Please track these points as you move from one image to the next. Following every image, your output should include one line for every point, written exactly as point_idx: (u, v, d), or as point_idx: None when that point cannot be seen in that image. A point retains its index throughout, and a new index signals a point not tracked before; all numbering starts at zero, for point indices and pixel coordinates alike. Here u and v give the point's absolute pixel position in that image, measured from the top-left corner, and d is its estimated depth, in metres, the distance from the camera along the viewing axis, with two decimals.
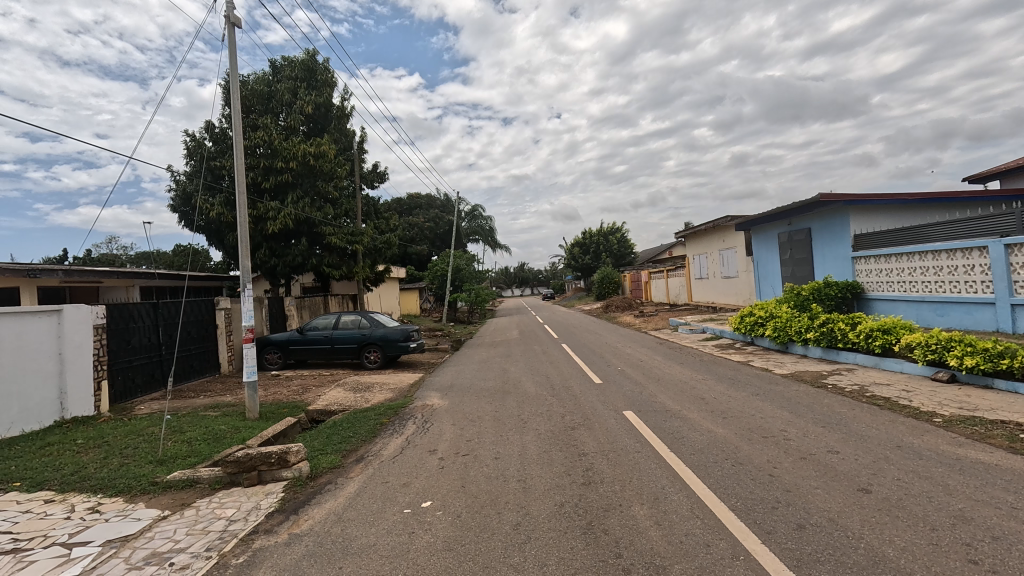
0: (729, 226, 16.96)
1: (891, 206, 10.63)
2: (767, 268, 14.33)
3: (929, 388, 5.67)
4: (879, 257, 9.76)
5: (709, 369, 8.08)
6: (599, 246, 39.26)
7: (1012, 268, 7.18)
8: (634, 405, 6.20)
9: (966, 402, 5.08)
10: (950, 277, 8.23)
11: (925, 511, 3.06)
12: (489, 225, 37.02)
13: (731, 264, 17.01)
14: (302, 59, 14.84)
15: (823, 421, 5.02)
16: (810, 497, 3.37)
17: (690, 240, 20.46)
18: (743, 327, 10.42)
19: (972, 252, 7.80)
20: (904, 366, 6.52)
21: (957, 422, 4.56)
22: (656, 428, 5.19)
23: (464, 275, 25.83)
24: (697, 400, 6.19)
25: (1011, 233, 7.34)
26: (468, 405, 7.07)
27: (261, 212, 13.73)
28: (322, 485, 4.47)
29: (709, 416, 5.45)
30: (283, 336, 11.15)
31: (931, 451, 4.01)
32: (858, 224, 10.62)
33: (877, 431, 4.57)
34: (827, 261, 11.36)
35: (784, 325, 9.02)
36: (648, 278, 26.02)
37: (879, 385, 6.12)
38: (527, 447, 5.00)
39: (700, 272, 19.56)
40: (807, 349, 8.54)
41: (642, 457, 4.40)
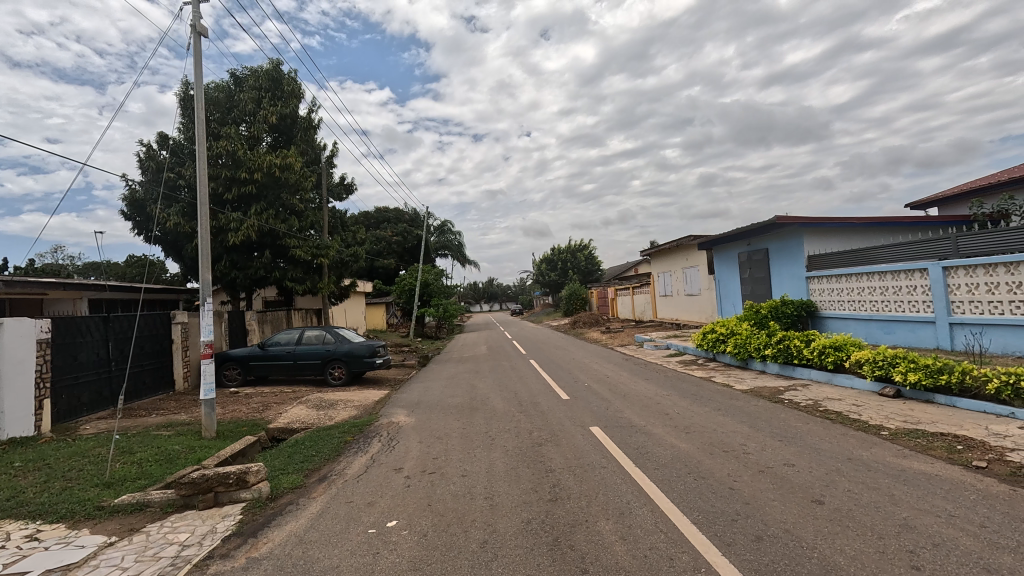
0: (692, 245, 17.50)
1: (841, 228, 11.22)
2: (728, 286, 14.83)
3: (876, 403, 5.98)
4: (831, 277, 10.25)
5: (672, 385, 8.27)
6: (567, 262, 39.71)
7: (950, 289, 7.70)
8: (600, 421, 6.28)
9: (910, 415, 5.38)
10: (895, 296, 8.74)
11: (872, 520, 3.22)
12: (458, 240, 36.92)
13: (694, 282, 17.51)
14: (268, 69, 14.63)
15: (780, 435, 5.21)
16: (767, 508, 3.50)
17: (655, 258, 21.00)
18: (705, 343, 10.72)
19: (913, 274, 8.32)
20: (854, 381, 6.85)
21: (902, 435, 4.82)
22: (622, 444, 5.26)
23: (432, 290, 25.63)
24: (662, 416, 6.31)
25: (948, 256, 7.85)
26: (435, 422, 7.00)
27: (221, 224, 13.29)
28: (282, 506, 4.32)
29: (673, 432, 5.57)
30: (243, 351, 10.79)
31: (880, 463, 4.22)
32: (812, 245, 11.14)
33: (830, 444, 4.77)
34: (783, 280, 11.86)
35: (744, 342, 9.34)
36: (615, 295, 26.42)
37: (831, 399, 6.40)
38: (494, 464, 4.99)
39: (665, 289, 20.05)
40: (765, 365, 8.87)
41: (607, 473, 4.46)
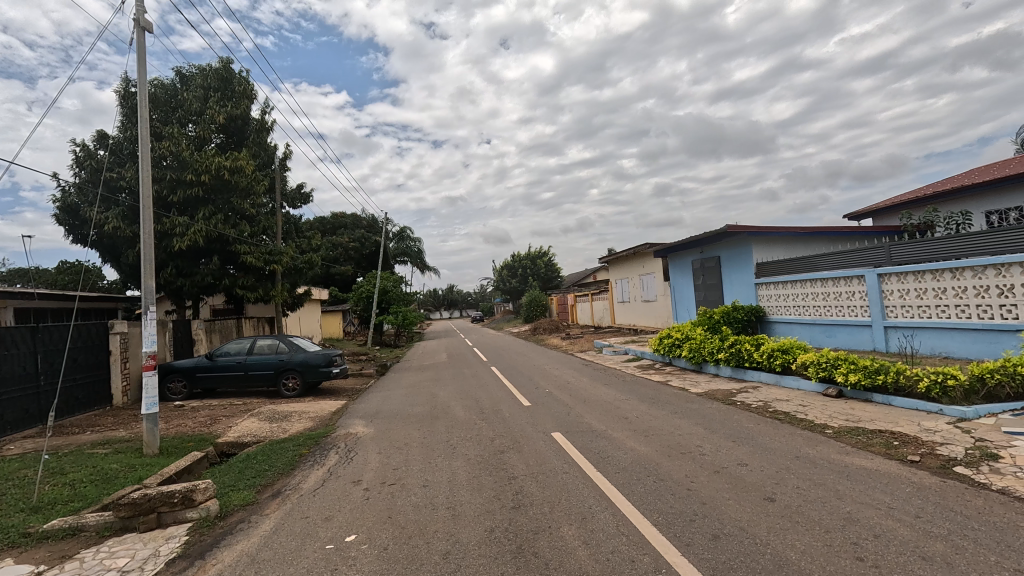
0: (648, 252, 17.98)
1: (786, 237, 11.80)
2: (683, 293, 15.31)
3: (821, 403, 6.29)
4: (778, 283, 10.76)
5: (631, 390, 8.44)
6: (527, 268, 39.95)
7: (885, 294, 8.24)
8: (562, 427, 6.32)
9: (851, 414, 5.70)
10: (836, 302, 9.26)
11: (820, 515, 3.38)
12: (418, 247, 36.51)
13: (650, 288, 17.98)
14: (218, 68, 14.08)
15: (734, 436, 5.40)
16: (722, 508, 3.61)
17: (612, 265, 21.44)
18: (661, 348, 11.00)
19: (852, 280, 8.85)
20: (800, 383, 7.20)
21: (845, 433, 5.09)
22: (583, 449, 5.32)
23: (391, 297, 25.20)
24: (621, 420, 6.42)
25: (882, 264, 8.39)
26: (394, 432, 6.86)
27: (166, 228, 12.63)
28: (233, 524, 4.12)
29: (632, 435, 5.68)
30: (189, 362, 10.26)
31: (825, 460, 4.44)
32: (760, 253, 11.66)
33: (779, 443, 4.99)
34: (734, 287, 12.35)
35: (698, 346, 9.65)
36: (574, 302, 26.76)
37: (780, 400, 6.70)
38: (456, 473, 4.94)
39: (623, 295, 20.48)
40: (718, 369, 9.18)
41: (569, 478, 4.49)
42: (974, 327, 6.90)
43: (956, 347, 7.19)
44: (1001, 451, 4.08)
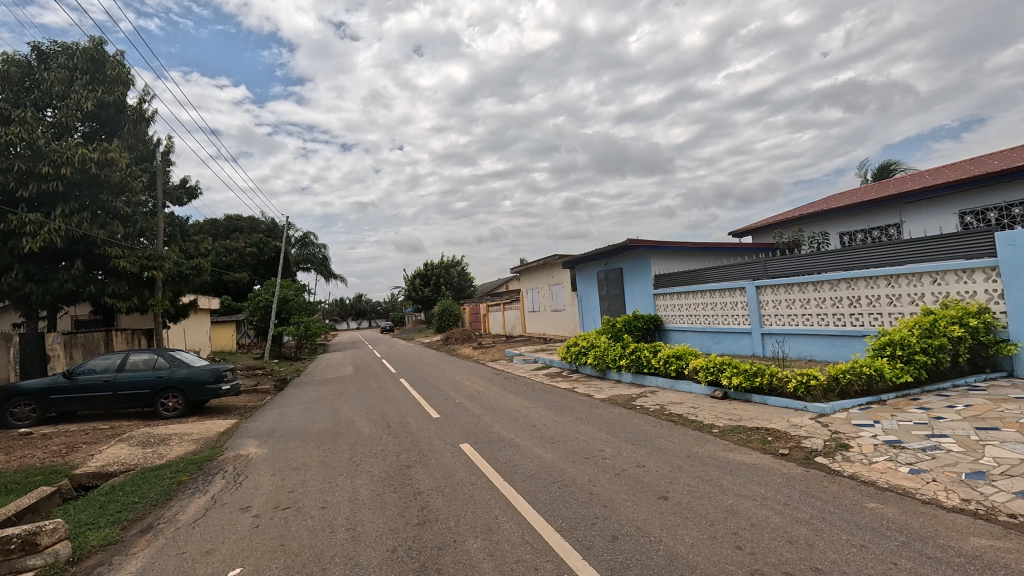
0: (557, 263, 18.56)
1: (681, 251, 12.76)
2: (589, 302, 15.98)
3: (709, 404, 6.84)
4: (673, 294, 11.59)
5: (540, 398, 8.59)
6: (439, 277, 39.53)
7: (762, 305, 9.18)
8: (471, 438, 6.27)
9: (734, 413, 6.25)
10: (722, 311, 10.16)
11: (706, 509, 3.65)
12: (323, 254, 34.72)
13: (559, 298, 18.57)
14: (85, 47, 12.44)
15: (633, 438, 5.69)
16: (621, 509, 3.77)
17: (523, 275, 21.87)
18: (569, 356, 11.37)
19: (735, 292, 9.77)
20: (691, 386, 7.78)
21: (729, 431, 5.57)
22: (491, 459, 5.31)
23: (292, 307, 23.65)
24: (529, 428, 6.51)
25: (760, 277, 9.35)
26: (292, 451, 6.39)
27: (13, 226, 10.84)
28: (89, 569, 3.58)
29: (539, 443, 5.78)
30: (40, 382, 8.84)
31: (711, 457, 4.81)
32: (658, 266, 12.48)
33: (673, 444, 5.33)
34: (635, 297, 13.12)
35: (602, 354, 10.09)
36: (486, 311, 26.91)
37: (674, 403, 7.18)
38: (358, 492, 4.69)
39: (533, 305, 20.94)
40: (620, 375, 9.67)
41: (476, 489, 4.45)
42: (832, 333, 7.91)
43: (818, 351, 8.19)
44: (852, 441, 4.69)
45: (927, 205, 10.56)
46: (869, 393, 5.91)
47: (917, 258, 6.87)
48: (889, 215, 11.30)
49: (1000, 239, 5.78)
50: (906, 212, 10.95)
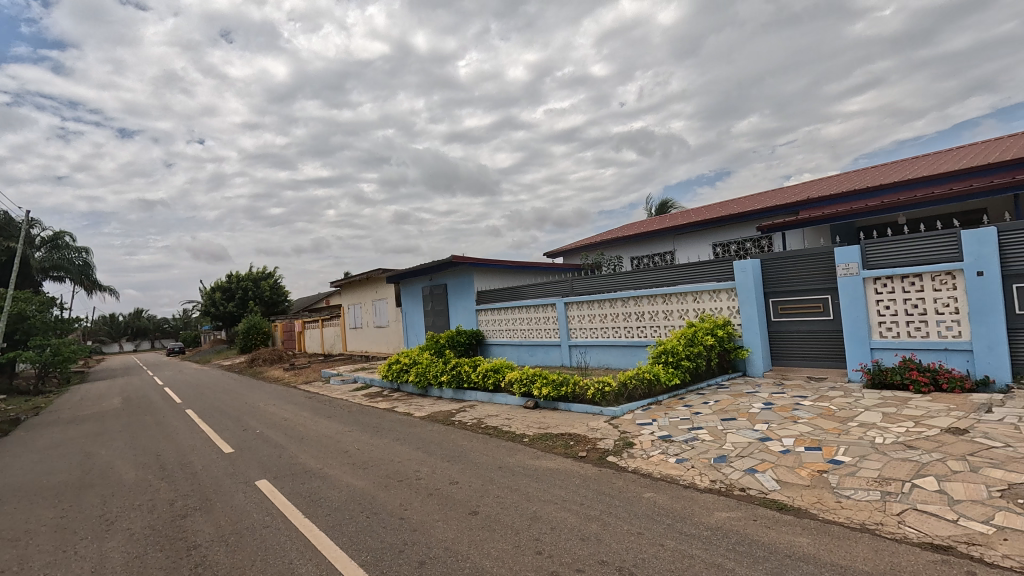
0: (380, 278, 17.96)
1: (501, 269, 13.33)
2: (413, 318, 15.76)
3: (522, 415, 7.20)
4: (494, 310, 12.07)
5: (355, 421, 8.08)
6: (246, 291, 35.14)
7: (570, 319, 10.10)
8: (270, 472, 5.55)
9: (543, 421, 6.69)
10: (536, 325, 10.92)
11: (512, 519, 3.77)
12: (84, 260, 28.07)
13: (382, 314, 17.96)
14: None
15: (449, 455, 5.67)
16: (431, 530, 3.67)
17: (344, 290, 20.67)
18: (389, 374, 10.98)
19: (547, 307, 10.58)
20: (507, 399, 8.11)
21: (538, 439, 5.91)
22: (292, 494, 4.75)
23: (31, 326, 18.49)
24: (340, 455, 6.03)
25: (567, 294, 10.21)
26: (9, 517, 4.86)
27: None
28: None
29: (350, 470, 5.38)
30: None
31: (520, 466, 5.03)
32: (480, 282, 12.84)
33: (486, 457, 5.45)
34: (458, 313, 13.34)
35: (424, 370, 9.97)
36: (302, 328, 24.71)
37: (491, 416, 7.40)
38: (107, 558, 3.74)
39: (355, 321, 19.89)
40: (441, 391, 9.66)
41: (270, 533, 3.91)
42: (623, 344, 9.06)
43: (613, 359, 9.32)
44: (635, 438, 5.37)
45: (694, 237, 12.88)
46: (650, 395, 6.87)
47: (682, 279, 8.18)
48: (665, 243, 13.54)
49: (738, 267, 7.38)
50: (677, 241, 13.23)
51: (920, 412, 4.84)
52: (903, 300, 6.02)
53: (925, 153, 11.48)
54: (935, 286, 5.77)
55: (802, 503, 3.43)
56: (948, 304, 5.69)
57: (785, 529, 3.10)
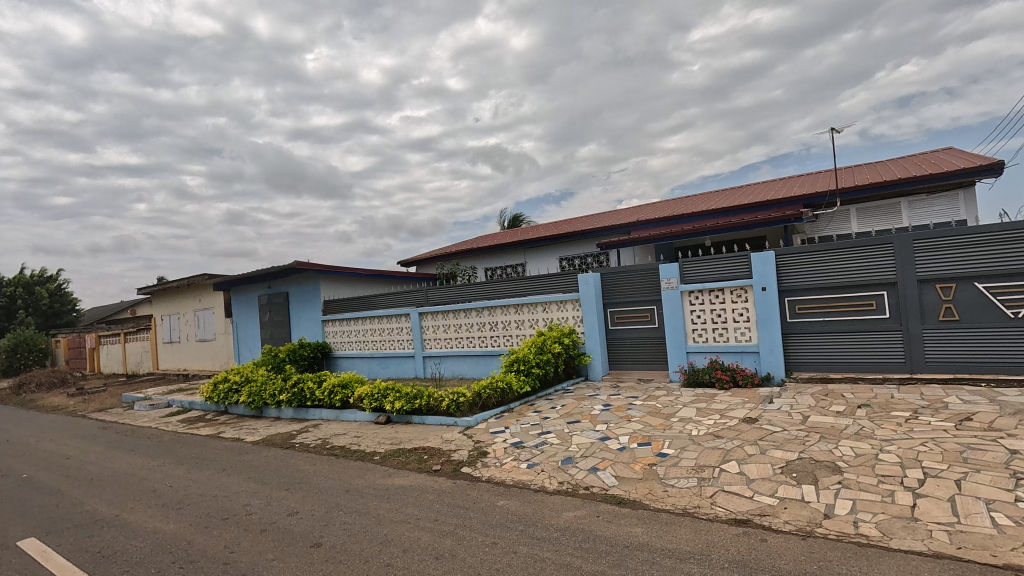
0: (205, 285, 15.69)
1: (353, 277, 12.35)
2: (246, 330, 14.06)
3: (372, 431, 6.82)
4: (343, 320, 11.33)
5: (168, 452, 6.86)
6: (13, 299, 27.96)
7: (424, 330, 9.93)
8: (40, 527, 4.40)
9: (395, 437, 6.41)
10: (388, 337, 10.53)
11: (360, 546, 3.50)
12: None
13: (207, 326, 15.70)
14: None
15: (287, 482, 5.10)
16: (264, 572, 3.23)
17: (157, 298, 17.64)
18: (215, 395, 9.59)
19: (401, 318, 10.27)
20: (356, 415, 7.61)
21: (390, 456, 5.64)
22: (74, 551, 3.82)
23: None
24: (146, 495, 5.04)
25: (422, 304, 10.00)
26: None
27: None
28: None
29: (158, 513, 4.52)
30: None
31: (370, 487, 4.73)
32: (328, 291, 11.86)
33: (331, 480, 5.03)
34: (301, 324, 12.24)
35: (259, 389, 8.90)
36: (96, 344, 20.43)
37: (338, 435, 6.87)
38: None
39: (171, 335, 17.07)
40: (280, 411, 8.72)
41: None
42: (477, 353, 9.18)
43: (467, 369, 9.38)
44: (489, 447, 5.43)
45: (543, 251, 13.66)
46: (503, 403, 7.02)
47: (533, 290, 8.58)
48: (517, 256, 14.13)
49: (582, 279, 7.99)
50: (528, 254, 13.91)
51: (723, 405, 5.72)
52: (711, 311, 7.08)
53: (724, 188, 13.79)
54: (734, 299, 6.90)
55: (636, 495, 3.79)
56: (742, 314, 6.85)
57: (624, 522, 3.37)
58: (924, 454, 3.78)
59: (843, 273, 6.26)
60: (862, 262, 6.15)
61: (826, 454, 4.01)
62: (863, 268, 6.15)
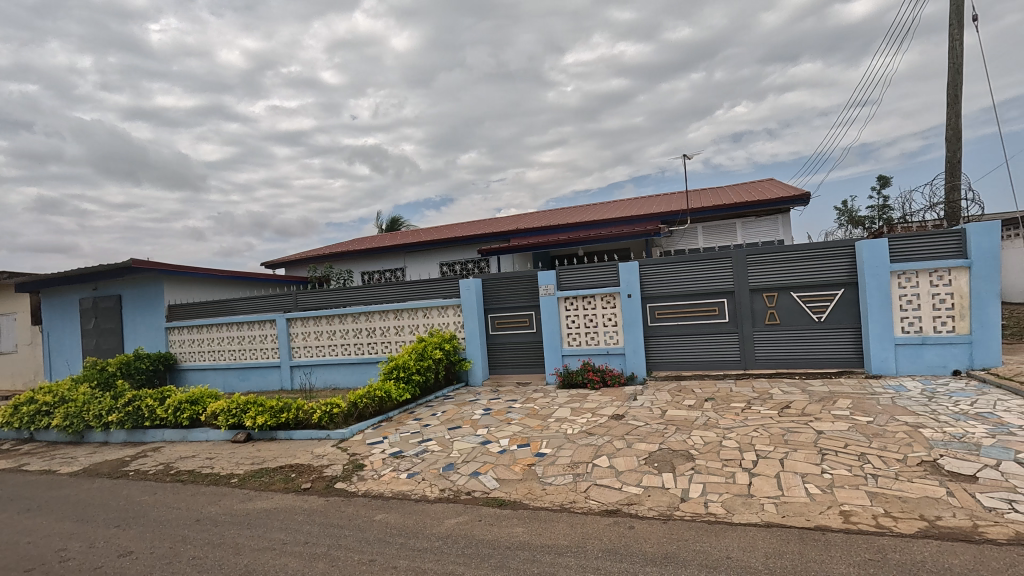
0: (3, 285, 12.78)
1: (205, 278, 10.93)
2: (62, 340, 11.73)
3: (228, 451, 6.09)
4: (192, 327, 9.99)
5: None
6: None
7: (292, 337, 9.17)
8: None
9: (256, 456, 5.79)
10: (249, 346, 9.54)
11: None
12: None
13: (5, 336, 12.80)
14: None
15: (116, 518, 4.32)
16: None
17: None
18: (16, 420, 7.84)
19: (265, 324, 9.36)
20: (209, 434, 6.74)
21: (250, 478, 5.08)
22: None
23: None
24: None
25: (290, 309, 9.22)
26: None
27: None
28: None
29: None
30: None
31: (226, 514, 4.21)
32: (174, 294, 10.37)
33: (176, 510, 4.37)
34: (138, 332, 10.55)
35: (79, 410, 7.46)
36: None
37: (185, 458, 6.02)
38: None
39: None
40: (108, 434, 7.41)
41: None
42: (352, 361, 8.72)
43: (340, 379, 8.85)
44: (365, 459, 5.17)
45: (423, 255, 13.45)
46: (380, 412, 6.72)
47: (413, 295, 8.38)
48: (396, 260, 13.73)
49: (464, 285, 8.01)
50: (407, 259, 13.59)
51: (595, 404, 6.11)
52: (583, 316, 7.55)
53: (593, 203, 14.86)
54: (604, 305, 7.44)
55: (516, 496, 3.87)
56: (611, 319, 7.41)
57: (505, 524, 3.41)
58: (756, 438, 4.41)
59: (694, 282, 7.09)
60: (708, 274, 7.03)
61: (681, 444, 4.49)
62: (709, 279, 7.02)
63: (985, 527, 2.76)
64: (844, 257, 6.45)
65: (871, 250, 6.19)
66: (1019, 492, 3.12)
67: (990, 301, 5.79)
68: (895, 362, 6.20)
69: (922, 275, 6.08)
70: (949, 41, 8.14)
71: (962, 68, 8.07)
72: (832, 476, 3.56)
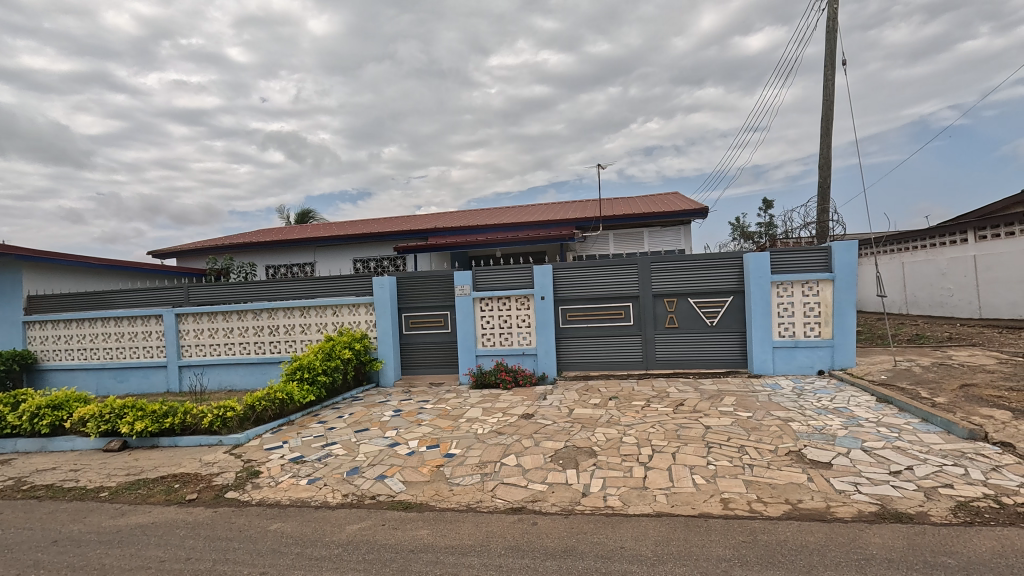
0: None
1: (76, 267, 9.62)
2: None
3: (98, 461, 5.42)
4: (59, 321, 8.79)
5: None
6: None
7: (181, 334, 8.36)
8: None
9: (132, 466, 5.20)
10: (130, 343, 8.57)
11: None
12: None
13: None
14: None
15: None
16: None
17: None
18: None
19: (149, 319, 8.45)
20: (75, 443, 5.96)
21: (123, 491, 4.55)
22: None
23: None
24: None
25: (180, 304, 8.39)
26: None
27: None
28: None
29: None
30: None
31: (92, 532, 3.74)
32: (36, 284, 9.04)
33: (28, 532, 3.82)
34: None
35: None
36: None
37: (42, 471, 5.27)
38: None
39: None
40: None
41: None
42: (252, 361, 8.14)
43: (238, 380, 8.23)
44: (262, 466, 4.83)
45: (335, 250, 12.87)
46: (281, 415, 6.32)
47: (321, 293, 8.00)
48: (305, 254, 13.03)
49: (377, 283, 7.77)
50: (318, 254, 12.95)
51: (506, 404, 6.21)
52: (498, 317, 7.63)
53: (512, 206, 15.08)
54: (518, 306, 7.58)
55: (423, 498, 3.82)
56: (524, 320, 7.56)
57: (410, 527, 3.35)
58: (652, 434, 4.72)
59: (603, 287, 7.43)
60: (616, 278, 7.39)
61: (585, 441, 4.67)
62: (617, 284, 7.39)
63: (836, 507, 3.17)
64: (733, 267, 7.08)
65: (756, 262, 6.83)
66: (863, 475, 3.61)
67: (848, 310, 6.64)
68: (773, 363, 6.92)
69: (796, 286, 6.83)
70: (824, 79, 9.23)
71: (833, 105, 9.18)
72: (715, 467, 3.89)
